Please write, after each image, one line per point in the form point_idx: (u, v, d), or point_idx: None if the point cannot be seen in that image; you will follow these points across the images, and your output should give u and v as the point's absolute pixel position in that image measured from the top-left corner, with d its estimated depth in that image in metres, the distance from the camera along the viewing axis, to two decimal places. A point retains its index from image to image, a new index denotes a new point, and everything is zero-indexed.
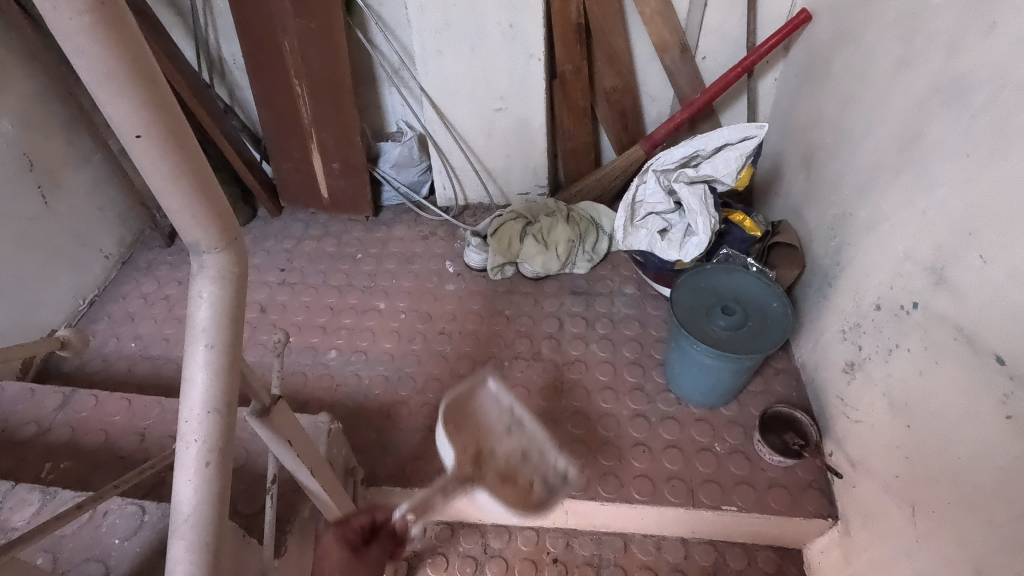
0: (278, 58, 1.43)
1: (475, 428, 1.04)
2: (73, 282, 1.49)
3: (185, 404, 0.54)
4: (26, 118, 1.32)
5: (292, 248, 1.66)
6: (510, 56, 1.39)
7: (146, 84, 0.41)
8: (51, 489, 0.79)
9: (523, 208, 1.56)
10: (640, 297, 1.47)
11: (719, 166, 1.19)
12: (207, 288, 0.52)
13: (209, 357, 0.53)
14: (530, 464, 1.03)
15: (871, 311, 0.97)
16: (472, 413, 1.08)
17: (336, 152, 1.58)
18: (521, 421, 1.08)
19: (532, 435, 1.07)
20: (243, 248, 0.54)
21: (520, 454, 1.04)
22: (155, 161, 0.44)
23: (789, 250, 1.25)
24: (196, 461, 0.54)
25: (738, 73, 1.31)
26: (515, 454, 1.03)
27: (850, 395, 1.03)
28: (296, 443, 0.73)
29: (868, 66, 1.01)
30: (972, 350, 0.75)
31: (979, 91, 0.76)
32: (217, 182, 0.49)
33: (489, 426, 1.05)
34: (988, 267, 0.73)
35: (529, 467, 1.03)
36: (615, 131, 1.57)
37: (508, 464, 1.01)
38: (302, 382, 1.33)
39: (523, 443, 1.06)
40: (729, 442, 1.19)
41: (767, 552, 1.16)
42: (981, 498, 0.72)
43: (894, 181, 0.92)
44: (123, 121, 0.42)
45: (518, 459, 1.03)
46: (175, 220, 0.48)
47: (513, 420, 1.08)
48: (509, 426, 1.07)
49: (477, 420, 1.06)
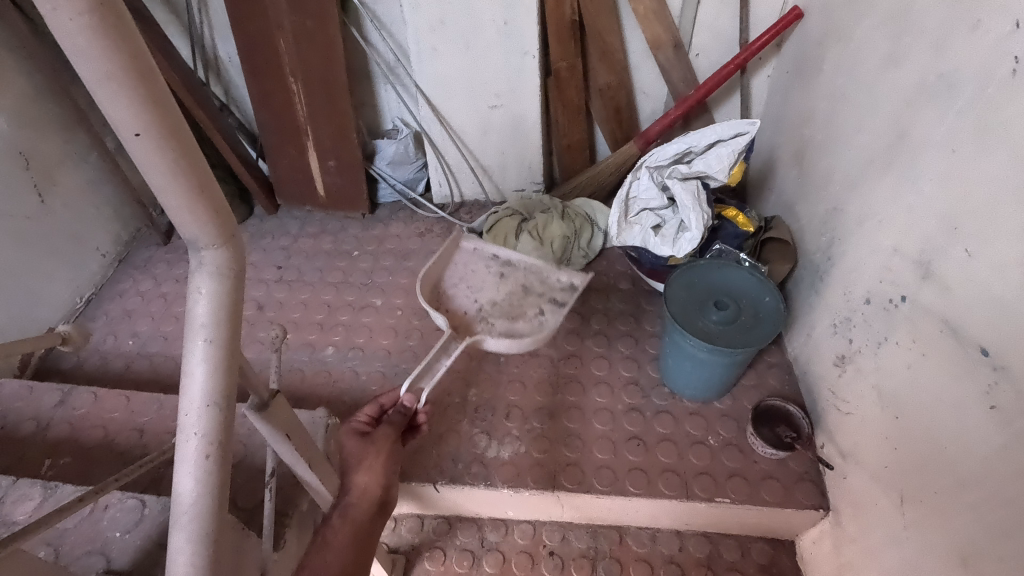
0: (273, 56, 1.44)
1: (463, 287, 1.29)
2: (71, 280, 1.49)
3: (185, 399, 0.55)
4: (22, 116, 1.32)
5: (288, 245, 1.66)
6: (505, 53, 1.40)
7: (145, 84, 0.42)
8: (52, 484, 0.80)
9: (519, 204, 1.57)
10: (635, 292, 1.48)
11: (712, 162, 1.21)
12: (205, 284, 0.53)
13: (208, 352, 0.54)
14: (532, 295, 1.27)
15: (860, 305, 0.98)
16: (459, 275, 1.30)
17: (332, 149, 1.59)
18: (512, 264, 1.32)
19: (525, 271, 1.31)
20: (241, 245, 0.55)
21: (521, 291, 1.29)
22: (154, 159, 0.45)
23: (782, 245, 1.26)
24: (196, 454, 0.55)
25: (731, 70, 1.32)
26: (514, 289, 1.28)
27: (840, 388, 1.05)
28: (294, 437, 0.74)
29: (858, 62, 1.02)
30: (957, 343, 0.76)
31: (964, 87, 0.78)
32: (214, 180, 0.50)
33: (480, 283, 1.28)
34: (973, 261, 0.75)
35: (531, 298, 1.27)
36: (609, 128, 1.58)
37: (509, 304, 1.26)
38: (300, 379, 1.34)
39: (519, 282, 1.30)
40: (722, 435, 1.20)
41: (760, 543, 1.18)
42: (965, 487, 0.74)
43: (882, 177, 0.93)
44: (122, 119, 0.42)
45: (520, 294, 1.27)
46: (174, 217, 0.49)
47: (504, 268, 1.32)
48: (501, 274, 1.31)
49: (462, 280, 1.29)
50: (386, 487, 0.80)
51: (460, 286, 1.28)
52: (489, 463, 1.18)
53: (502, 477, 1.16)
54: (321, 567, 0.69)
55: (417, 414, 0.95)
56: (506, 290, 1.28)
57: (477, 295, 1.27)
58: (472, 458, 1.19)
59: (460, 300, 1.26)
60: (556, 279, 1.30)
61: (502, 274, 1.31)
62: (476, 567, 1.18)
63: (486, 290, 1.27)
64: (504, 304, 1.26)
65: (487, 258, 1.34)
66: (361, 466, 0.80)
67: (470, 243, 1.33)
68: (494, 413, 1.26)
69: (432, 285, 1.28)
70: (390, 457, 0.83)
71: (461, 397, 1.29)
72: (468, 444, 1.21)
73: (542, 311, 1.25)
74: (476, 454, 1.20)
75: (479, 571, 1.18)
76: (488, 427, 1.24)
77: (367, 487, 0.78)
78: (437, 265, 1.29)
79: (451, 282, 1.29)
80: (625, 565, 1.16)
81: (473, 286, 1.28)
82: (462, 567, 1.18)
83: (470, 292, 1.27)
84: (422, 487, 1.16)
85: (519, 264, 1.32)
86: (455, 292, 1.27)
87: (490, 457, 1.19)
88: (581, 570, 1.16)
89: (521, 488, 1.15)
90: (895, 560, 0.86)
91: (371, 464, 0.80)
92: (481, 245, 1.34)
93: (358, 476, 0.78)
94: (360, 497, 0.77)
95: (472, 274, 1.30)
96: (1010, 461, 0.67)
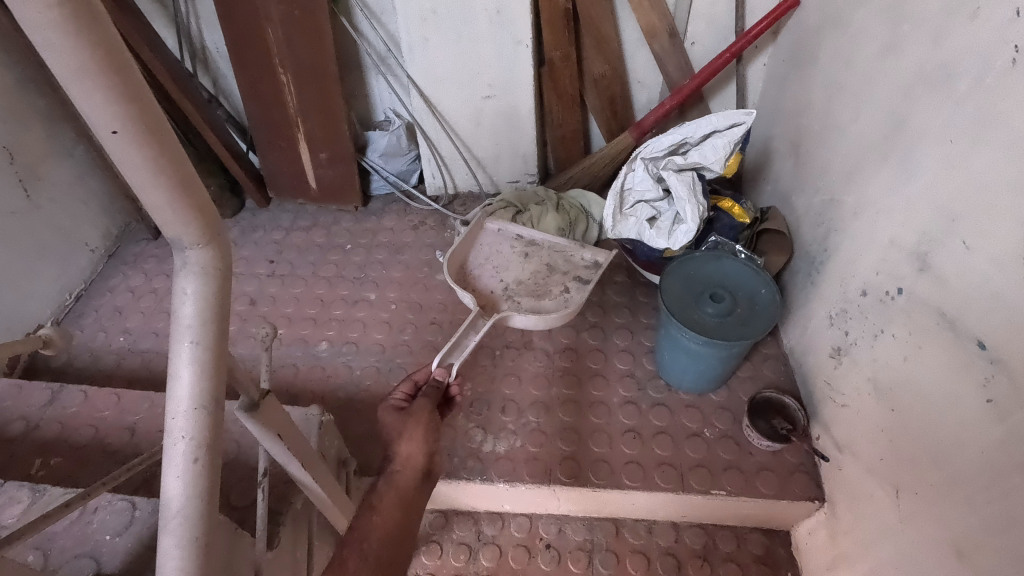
0: (262, 46, 1.41)
1: (490, 266, 1.37)
2: (59, 277, 1.47)
3: (171, 402, 0.54)
4: (5, 109, 1.29)
5: (281, 239, 1.65)
6: (498, 43, 1.38)
7: (121, 78, 0.40)
8: (40, 486, 0.79)
9: (513, 196, 1.55)
10: (630, 285, 1.47)
11: (708, 153, 1.19)
12: (190, 285, 0.52)
13: (194, 355, 0.53)
14: (556, 272, 1.35)
15: (857, 297, 0.98)
16: (486, 257, 1.38)
17: (323, 141, 1.57)
18: (536, 244, 1.40)
19: (549, 250, 1.39)
20: (227, 244, 0.53)
21: (545, 268, 1.36)
22: (133, 156, 0.43)
23: (778, 236, 1.25)
24: (184, 457, 0.54)
25: (727, 58, 1.31)
26: (538, 267, 1.36)
27: (836, 380, 1.04)
28: (287, 437, 0.73)
29: (855, 51, 1.00)
30: (954, 335, 0.76)
31: (963, 76, 0.77)
32: (197, 177, 0.48)
33: (507, 263, 1.37)
34: (970, 254, 0.74)
35: (556, 275, 1.35)
36: (604, 118, 1.56)
37: (535, 280, 1.34)
38: (294, 374, 1.33)
39: (544, 261, 1.37)
40: (718, 428, 1.20)
41: (755, 534, 1.18)
42: (960, 479, 0.74)
43: (879, 168, 0.92)
44: (98, 115, 0.41)
45: (544, 271, 1.35)
46: (156, 216, 0.48)
47: (529, 247, 1.40)
48: (526, 253, 1.38)
49: (490, 261, 1.37)
50: (429, 454, 0.85)
51: (486, 267, 1.36)
52: (485, 458, 1.18)
53: (498, 472, 1.16)
54: (368, 525, 0.74)
55: (450, 387, 0.99)
56: (531, 266, 1.36)
57: (504, 273, 1.35)
58: (468, 452, 1.19)
59: (488, 279, 1.34)
60: (579, 258, 1.38)
61: (527, 253, 1.39)
62: (472, 561, 1.18)
63: (511, 268, 1.36)
64: (529, 279, 1.34)
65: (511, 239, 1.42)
66: (403, 437, 0.85)
67: (494, 225, 1.42)
68: (490, 407, 1.26)
69: (459, 266, 1.36)
70: (429, 427, 0.88)
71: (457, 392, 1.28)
72: (464, 438, 1.21)
73: (565, 287, 1.33)
74: (471, 449, 1.19)
75: (476, 564, 1.18)
76: (484, 422, 1.23)
77: (410, 455, 0.84)
78: (463, 247, 1.37)
79: (478, 263, 1.38)
80: (621, 558, 1.16)
81: (499, 265, 1.36)
82: (459, 561, 1.18)
83: (497, 271, 1.36)
84: None
85: (543, 243, 1.40)
86: (485, 272, 1.35)
87: (485, 451, 1.19)
88: (578, 563, 1.16)
89: (517, 483, 1.15)
90: (890, 552, 0.86)
91: (411, 434, 0.85)
92: (504, 227, 1.43)
93: (402, 446, 0.84)
94: (404, 465, 0.83)
95: (497, 254, 1.38)
96: (1005, 454, 0.67)
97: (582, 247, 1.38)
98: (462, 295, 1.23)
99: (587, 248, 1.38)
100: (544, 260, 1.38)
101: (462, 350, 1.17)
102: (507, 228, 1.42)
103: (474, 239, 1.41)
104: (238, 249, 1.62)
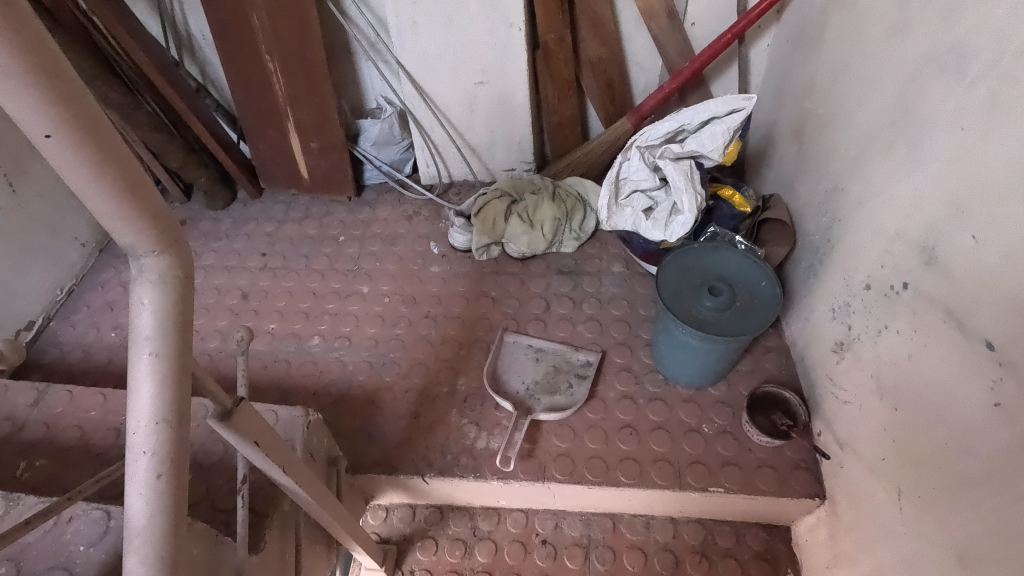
0: (247, 33, 1.36)
1: (502, 375, 1.27)
2: (49, 272, 1.45)
3: (132, 415, 0.51)
4: None
5: (272, 231, 1.62)
6: (490, 26, 1.33)
7: (51, 80, 0.37)
8: (15, 495, 0.77)
9: (508, 185, 1.51)
10: (628, 276, 1.44)
11: (706, 140, 1.15)
12: (147, 295, 0.49)
13: (153, 367, 0.50)
14: (562, 372, 1.27)
15: (860, 291, 0.94)
16: (502, 367, 1.29)
17: (313, 131, 1.53)
18: (542, 349, 1.31)
19: (553, 353, 1.30)
20: (187, 248, 0.50)
21: (552, 370, 1.28)
22: (72, 161, 0.40)
23: (780, 226, 1.21)
24: (147, 474, 0.51)
25: (728, 40, 1.25)
26: (547, 372, 1.27)
27: (838, 375, 1.01)
28: (264, 443, 0.70)
29: (863, 31, 0.95)
30: (960, 333, 0.73)
31: (975, 59, 0.72)
32: (147, 180, 0.45)
33: (516, 368, 1.28)
34: (980, 247, 0.70)
35: (562, 377, 1.27)
36: (602, 103, 1.51)
37: (547, 387, 1.25)
38: (285, 370, 1.31)
39: (551, 362, 1.29)
40: (717, 423, 1.17)
41: (755, 529, 1.16)
42: (969, 483, 0.71)
43: (885, 156, 0.88)
44: (28, 118, 0.37)
45: (553, 376, 1.27)
46: (106, 224, 0.44)
47: (536, 353, 1.31)
48: (535, 357, 1.30)
49: (504, 370, 1.28)
50: None
51: (499, 376, 1.27)
52: (478, 455, 1.16)
53: (491, 469, 1.14)
54: None
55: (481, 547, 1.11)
56: (541, 374, 1.27)
57: (516, 381, 1.27)
58: (461, 449, 1.17)
59: (505, 387, 1.26)
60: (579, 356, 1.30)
61: (535, 358, 1.30)
62: (468, 556, 1.17)
63: (522, 374, 1.27)
64: (543, 386, 1.25)
65: (523, 347, 1.32)
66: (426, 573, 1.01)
67: (510, 338, 1.33)
68: (484, 403, 1.23)
69: (470, 373, 1.28)
70: None
71: (451, 387, 1.26)
72: (457, 435, 1.18)
73: (575, 390, 1.24)
74: (465, 446, 1.17)
75: (471, 560, 1.17)
76: (478, 417, 1.21)
77: None
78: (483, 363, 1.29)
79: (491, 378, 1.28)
80: (618, 553, 1.15)
81: (511, 374, 1.28)
82: (455, 556, 1.18)
83: (509, 377, 1.27)
84: (412, 479, 1.14)
85: (546, 347, 1.31)
86: (499, 383, 1.26)
87: (479, 448, 1.16)
88: (574, 559, 1.15)
89: (510, 480, 1.13)
90: (893, 556, 0.83)
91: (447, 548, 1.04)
92: (518, 339, 1.33)
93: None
94: None
95: (507, 365, 1.29)
96: (1015, 461, 0.64)
97: (578, 347, 1.30)
98: (500, 399, 1.20)
99: (581, 347, 1.31)
100: (551, 363, 1.30)
101: (513, 445, 1.17)
102: (516, 339, 1.33)
103: (479, 347, 1.32)
104: (229, 241, 1.60)
